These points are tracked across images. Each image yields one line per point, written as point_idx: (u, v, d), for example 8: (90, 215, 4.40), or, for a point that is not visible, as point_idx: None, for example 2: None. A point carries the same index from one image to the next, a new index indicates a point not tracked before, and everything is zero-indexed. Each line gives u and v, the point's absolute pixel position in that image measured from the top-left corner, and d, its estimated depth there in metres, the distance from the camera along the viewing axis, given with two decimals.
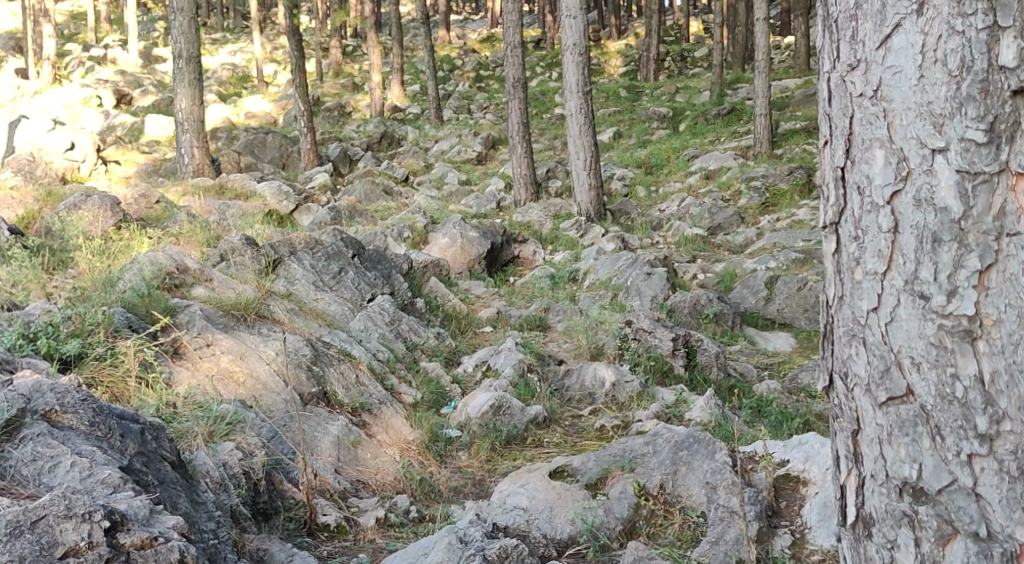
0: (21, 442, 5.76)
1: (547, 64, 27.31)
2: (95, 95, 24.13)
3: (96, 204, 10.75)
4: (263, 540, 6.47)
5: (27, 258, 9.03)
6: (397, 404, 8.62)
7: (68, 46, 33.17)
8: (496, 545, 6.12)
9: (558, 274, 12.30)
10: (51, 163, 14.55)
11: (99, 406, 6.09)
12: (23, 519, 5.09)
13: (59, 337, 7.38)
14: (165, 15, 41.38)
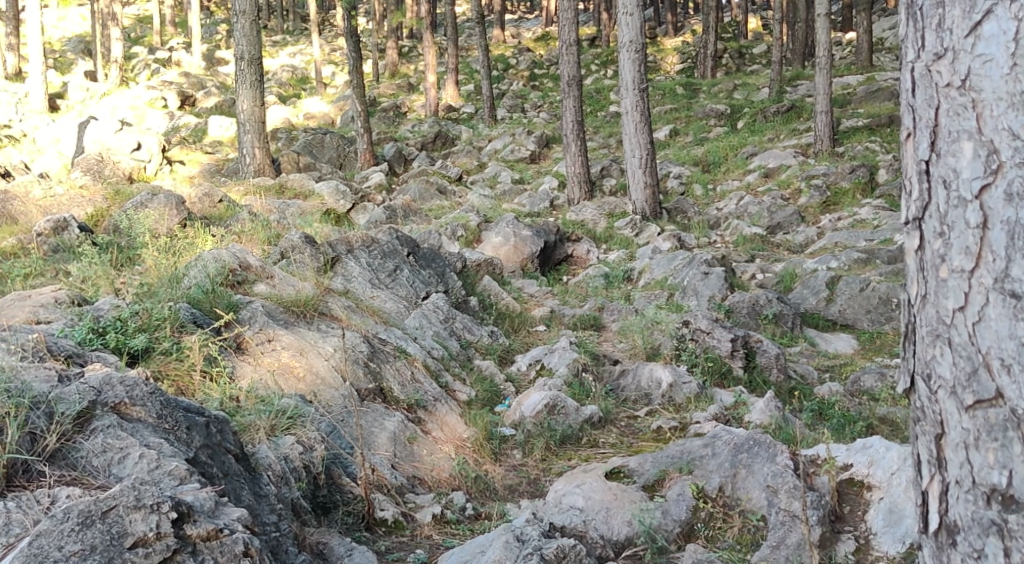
0: (91, 433, 5.89)
1: (602, 62, 27.18)
2: (160, 97, 24.50)
3: (162, 203, 10.87)
4: (322, 534, 6.61)
5: (97, 256, 9.17)
6: (451, 402, 8.63)
7: (135, 51, 33.72)
8: (554, 545, 6.19)
9: (612, 274, 12.21)
10: (118, 163, 14.77)
11: (166, 400, 6.22)
12: (93, 509, 5.29)
13: (127, 331, 7.46)
14: (227, 19, 41.86)
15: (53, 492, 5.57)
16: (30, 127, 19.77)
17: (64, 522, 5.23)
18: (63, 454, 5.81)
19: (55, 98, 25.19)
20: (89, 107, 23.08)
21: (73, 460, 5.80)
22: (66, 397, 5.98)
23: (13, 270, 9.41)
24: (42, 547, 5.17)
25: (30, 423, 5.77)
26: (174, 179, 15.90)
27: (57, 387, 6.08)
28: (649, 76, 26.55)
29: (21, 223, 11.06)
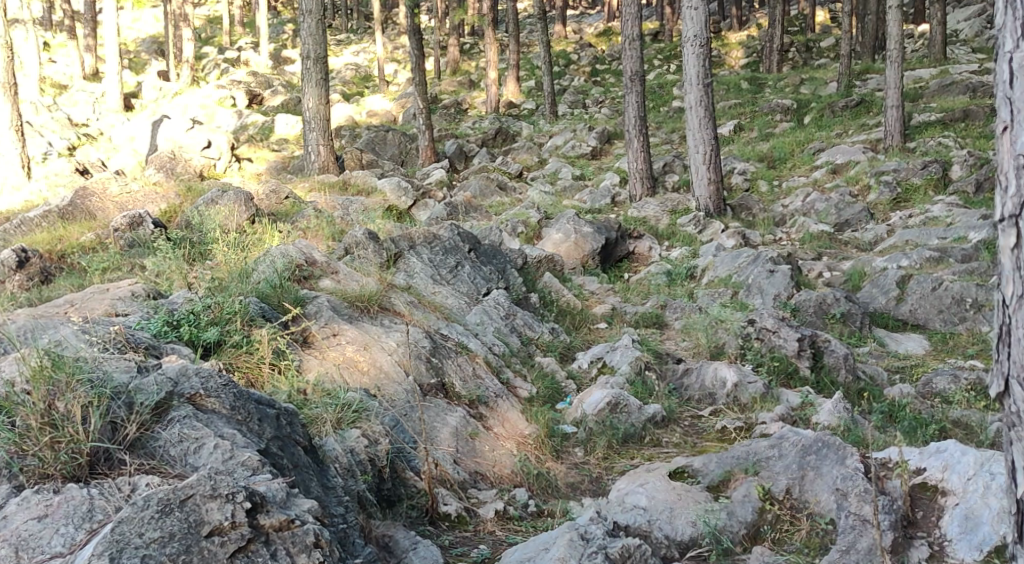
0: (169, 423, 6.54)
1: (665, 57, 26.97)
2: (229, 96, 24.77)
3: (231, 199, 11.01)
4: (388, 526, 6.90)
5: (171, 251, 9.37)
6: (513, 398, 8.61)
7: (206, 51, 34.12)
8: (618, 544, 6.50)
9: (675, 271, 12.07)
10: (190, 160, 14.96)
11: (240, 391, 6.79)
12: (172, 498, 5.93)
13: (200, 324, 7.71)
14: (293, 19, 42.12)
15: (133, 480, 6.28)
16: (104, 127, 20.14)
17: (145, 510, 5.89)
18: (142, 443, 6.47)
19: (128, 98, 25.59)
20: (159, 107, 23.41)
21: (151, 449, 6.46)
22: (145, 388, 6.60)
23: (92, 263, 9.64)
24: (123, 534, 5.85)
25: (111, 413, 6.43)
26: (243, 176, 16.06)
27: (138, 377, 6.70)
28: (713, 71, 26.25)
29: (99, 218, 11.38)
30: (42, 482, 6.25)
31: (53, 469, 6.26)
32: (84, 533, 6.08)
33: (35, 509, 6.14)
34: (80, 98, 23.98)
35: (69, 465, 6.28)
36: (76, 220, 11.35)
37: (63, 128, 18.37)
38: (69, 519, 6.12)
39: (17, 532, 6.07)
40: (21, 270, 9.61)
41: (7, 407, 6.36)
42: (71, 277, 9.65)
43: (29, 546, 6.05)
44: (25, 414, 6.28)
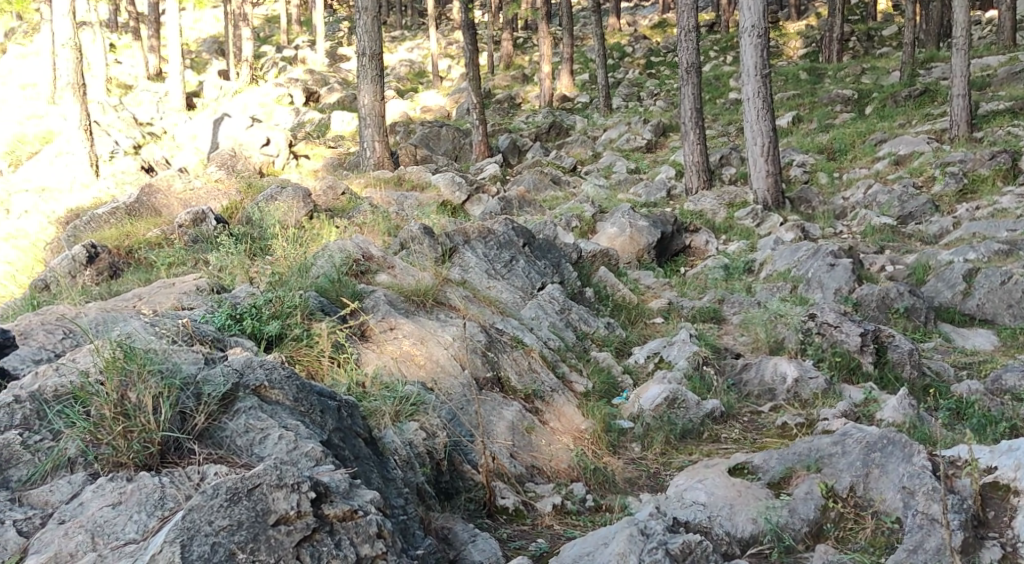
0: (235, 414, 6.59)
1: (721, 48, 26.70)
2: (287, 94, 24.99)
3: (290, 195, 11.09)
4: (448, 519, 6.91)
5: (234, 248, 9.52)
6: (569, 393, 8.57)
7: (264, 51, 34.48)
8: (679, 541, 6.45)
9: (733, 265, 11.94)
10: (250, 158, 15.09)
11: (303, 383, 6.83)
12: (240, 487, 5.94)
13: (262, 318, 7.80)
14: (349, 16, 42.33)
15: (202, 469, 6.35)
16: (167, 125, 20.41)
17: (215, 498, 5.90)
18: (210, 433, 6.54)
19: (190, 97, 25.90)
20: (220, 106, 23.67)
21: (219, 439, 6.52)
22: (213, 379, 6.67)
23: (158, 258, 9.79)
24: (194, 521, 5.86)
25: (180, 404, 6.52)
26: (300, 173, 16.17)
27: (205, 369, 6.79)
28: (771, 62, 25.94)
29: (164, 215, 11.52)
30: (115, 470, 6.36)
31: (126, 457, 6.37)
32: (157, 520, 6.13)
33: (109, 496, 6.23)
34: (143, 97, 24.32)
35: (141, 454, 6.38)
36: (142, 217, 11.50)
37: (128, 127, 18.58)
38: (142, 506, 6.19)
39: (93, 518, 6.15)
40: (91, 265, 9.76)
41: (83, 397, 6.50)
42: (138, 271, 9.78)
43: (105, 532, 6.11)
44: (99, 404, 6.42)
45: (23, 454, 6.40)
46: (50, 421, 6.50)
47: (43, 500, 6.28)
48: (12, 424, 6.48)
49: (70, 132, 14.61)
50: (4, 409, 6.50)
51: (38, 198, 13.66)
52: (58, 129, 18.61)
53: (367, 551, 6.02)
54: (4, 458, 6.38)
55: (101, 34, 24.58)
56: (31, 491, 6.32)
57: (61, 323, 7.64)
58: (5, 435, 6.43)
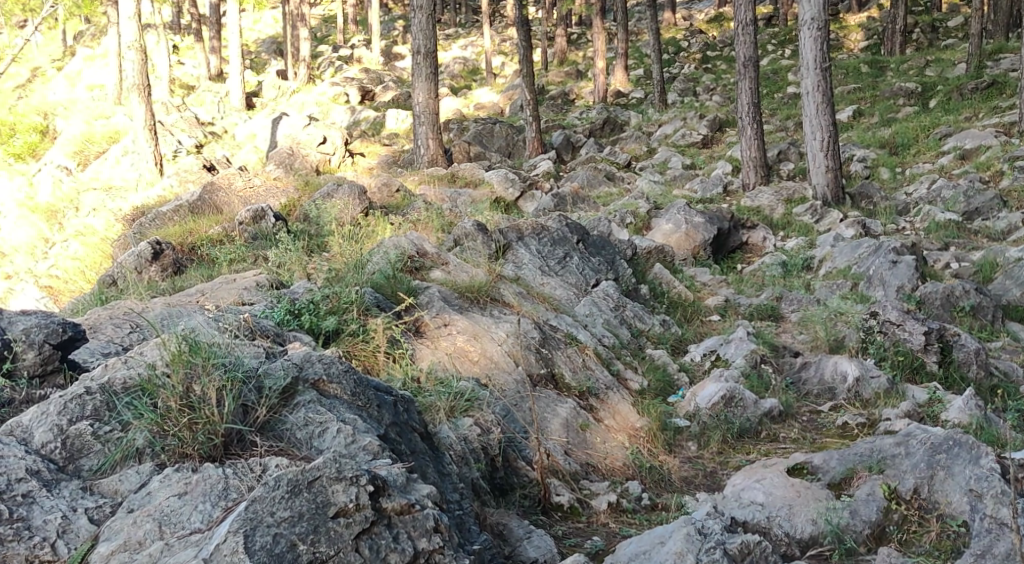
0: (295, 407, 6.62)
1: (779, 41, 26.40)
2: (343, 93, 25.12)
3: (346, 192, 11.11)
4: (503, 515, 6.88)
5: (292, 245, 9.60)
6: (623, 390, 8.51)
7: (321, 50, 34.72)
8: (737, 541, 6.38)
9: (791, 262, 11.80)
10: (308, 156, 15.17)
11: (360, 377, 6.86)
12: (301, 479, 5.95)
13: (319, 313, 7.86)
14: (405, 14, 42.46)
15: (264, 461, 6.37)
16: (229, 124, 20.60)
17: (276, 489, 5.93)
18: (272, 425, 6.57)
19: (249, 97, 26.10)
20: (279, 106, 23.86)
21: (280, 432, 6.55)
22: (273, 372, 6.70)
23: (220, 255, 9.87)
24: (256, 512, 5.88)
25: (242, 396, 6.54)
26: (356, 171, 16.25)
27: (266, 362, 6.81)
28: (831, 55, 25.58)
29: (225, 212, 11.61)
30: (181, 461, 6.38)
31: (192, 449, 6.39)
32: (221, 510, 6.16)
33: (175, 486, 6.25)
34: (205, 97, 24.55)
35: (206, 445, 6.39)
36: (205, 214, 11.56)
37: (191, 126, 18.75)
38: (206, 496, 6.22)
39: (160, 508, 6.16)
40: (156, 261, 9.80)
41: (150, 389, 6.53)
42: (200, 268, 9.86)
43: (171, 521, 6.12)
44: (166, 396, 6.44)
45: (93, 444, 6.44)
46: (119, 412, 6.53)
47: (113, 488, 6.31)
48: (83, 415, 6.50)
49: (135, 131, 14.82)
50: (76, 400, 6.53)
51: (106, 198, 13.93)
52: (124, 128, 18.87)
53: (425, 545, 6.01)
54: (76, 448, 6.42)
55: (164, 35, 24.86)
56: (101, 480, 6.35)
57: (128, 319, 7.87)
58: (76, 425, 6.47)
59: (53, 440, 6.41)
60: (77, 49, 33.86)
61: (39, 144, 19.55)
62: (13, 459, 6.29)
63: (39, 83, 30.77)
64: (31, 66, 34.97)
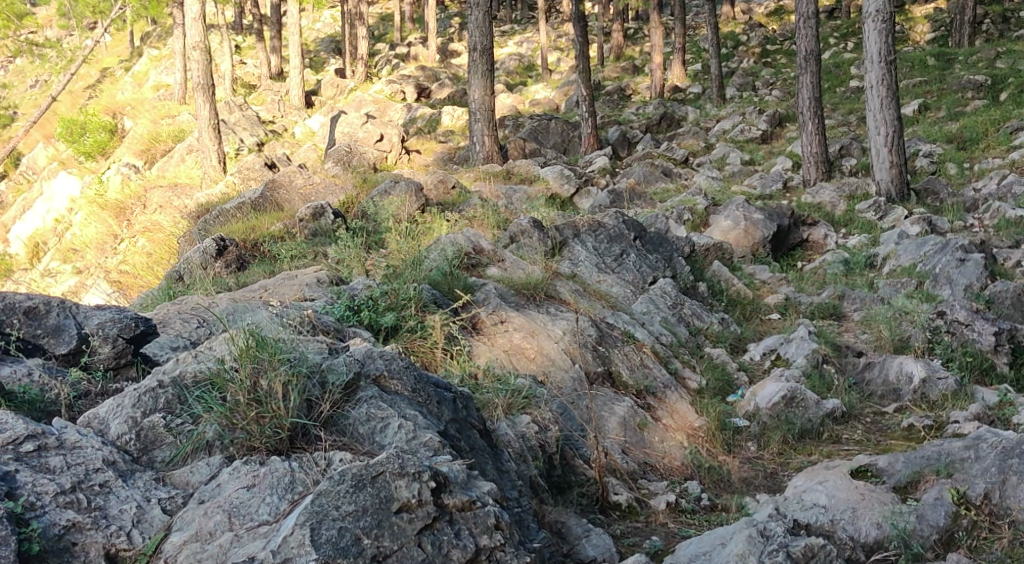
0: (357, 403, 6.59)
1: (841, 34, 26.03)
2: (399, 90, 25.17)
3: (403, 189, 11.11)
4: (561, 512, 6.79)
5: (351, 241, 9.63)
6: (682, 389, 8.42)
7: (378, 48, 34.84)
8: (801, 543, 6.25)
9: (853, 260, 11.61)
10: (365, 153, 15.21)
11: (420, 374, 6.86)
12: (365, 473, 5.93)
13: (378, 309, 7.85)
14: (461, 11, 42.51)
15: (329, 455, 6.33)
16: (289, 122, 20.74)
17: (341, 484, 5.90)
18: (335, 420, 6.54)
19: (309, 95, 26.25)
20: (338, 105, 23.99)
21: (342, 427, 6.52)
22: (336, 368, 6.70)
23: (281, 252, 9.93)
24: (322, 505, 5.84)
25: (307, 391, 6.53)
26: (412, 168, 16.27)
27: (329, 358, 6.80)
28: (896, 48, 25.15)
29: (285, 210, 11.67)
30: (249, 455, 6.37)
31: (259, 442, 6.37)
32: (288, 503, 6.12)
33: (244, 479, 6.22)
34: (265, 95, 24.74)
35: (272, 439, 6.38)
36: (266, 212, 11.58)
37: (253, 124, 18.91)
38: (274, 489, 6.18)
39: (229, 500, 6.13)
40: (220, 257, 9.89)
41: (219, 383, 6.52)
42: (263, 264, 9.92)
43: (241, 513, 6.09)
44: (234, 390, 6.44)
45: (165, 436, 6.48)
46: (190, 406, 6.55)
47: (184, 480, 6.33)
48: (156, 407, 6.56)
49: (200, 131, 14.93)
50: (149, 393, 6.58)
51: (172, 194, 14.03)
52: (189, 125, 19.11)
53: (485, 542, 5.95)
54: (149, 440, 6.47)
55: (226, 35, 25.11)
56: (173, 471, 6.38)
57: (196, 314, 7.87)
58: (150, 417, 6.52)
59: (127, 431, 6.47)
60: (143, 50, 34.34)
61: (109, 141, 19.63)
62: (90, 450, 6.31)
63: (106, 84, 31.24)
64: (98, 67, 35.52)
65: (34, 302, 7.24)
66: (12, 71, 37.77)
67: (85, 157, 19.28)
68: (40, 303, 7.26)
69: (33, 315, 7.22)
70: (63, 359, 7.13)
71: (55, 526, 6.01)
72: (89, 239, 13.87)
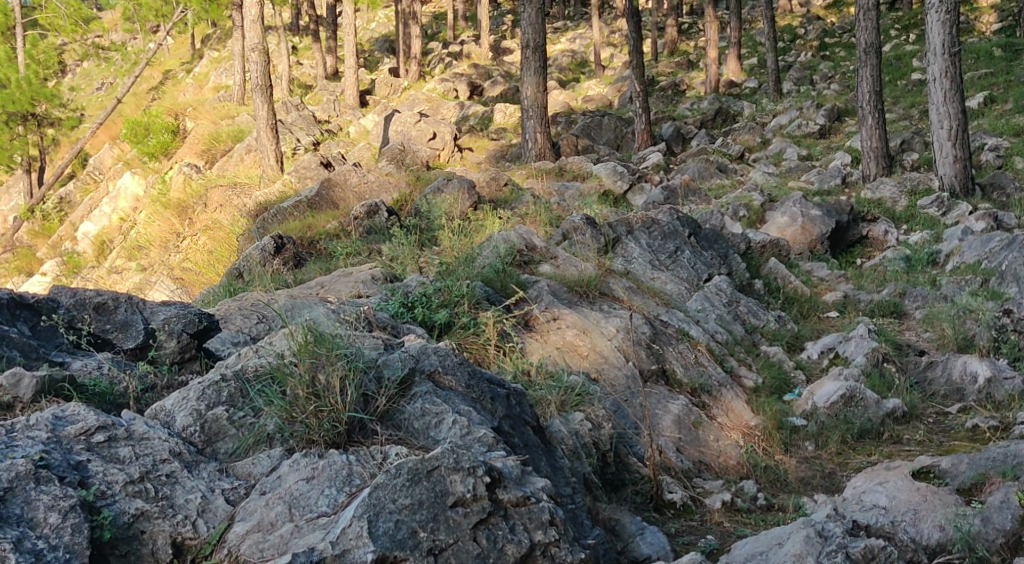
0: (412, 398, 6.58)
1: (903, 26, 25.63)
2: (452, 89, 25.18)
3: (456, 187, 11.08)
4: (615, 510, 6.71)
5: (405, 238, 9.64)
6: (737, 388, 8.33)
7: (432, 46, 34.93)
8: (861, 544, 6.11)
9: (915, 257, 11.41)
10: (418, 151, 15.18)
11: (473, 369, 6.84)
12: (421, 468, 5.88)
13: (432, 307, 7.84)
14: (514, 8, 42.49)
15: (385, 449, 6.31)
16: (344, 122, 20.84)
17: (397, 477, 5.86)
18: (391, 415, 6.53)
19: (364, 94, 26.35)
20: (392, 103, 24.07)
21: (398, 421, 6.51)
22: (391, 363, 6.69)
23: (337, 249, 9.95)
24: (379, 498, 5.81)
25: (363, 386, 6.51)
26: (465, 165, 16.25)
27: (384, 354, 6.80)
28: (960, 39, 24.73)
29: (340, 209, 11.70)
30: (309, 448, 6.34)
31: (318, 436, 6.34)
32: (346, 496, 6.08)
33: (303, 471, 6.18)
34: (321, 94, 24.88)
35: (330, 432, 6.35)
36: (322, 210, 11.62)
37: (309, 124, 19.00)
38: (332, 481, 6.14)
39: (290, 491, 6.10)
40: (278, 254, 9.93)
41: (280, 377, 6.53)
42: (319, 261, 9.95)
43: (300, 504, 6.05)
44: (293, 385, 6.44)
45: (228, 429, 6.44)
46: (251, 399, 6.54)
47: (246, 472, 6.29)
48: (219, 400, 6.54)
49: (257, 131, 14.99)
50: (213, 386, 6.58)
51: (232, 193, 14.10)
52: (248, 125, 19.25)
53: (541, 538, 5.87)
54: (213, 432, 6.43)
55: (283, 35, 25.28)
56: (236, 463, 6.34)
57: (256, 310, 7.92)
58: (213, 410, 6.49)
59: (192, 424, 6.43)
60: (202, 53, 34.73)
61: (172, 142, 19.71)
62: (158, 441, 6.26)
63: (168, 85, 31.62)
64: (161, 69, 35.96)
65: (103, 298, 7.42)
66: (77, 75, 38.44)
67: (150, 158, 19.26)
68: (110, 299, 7.43)
69: (102, 310, 7.39)
70: (131, 354, 7.24)
71: (124, 514, 5.95)
72: (152, 236, 13.95)
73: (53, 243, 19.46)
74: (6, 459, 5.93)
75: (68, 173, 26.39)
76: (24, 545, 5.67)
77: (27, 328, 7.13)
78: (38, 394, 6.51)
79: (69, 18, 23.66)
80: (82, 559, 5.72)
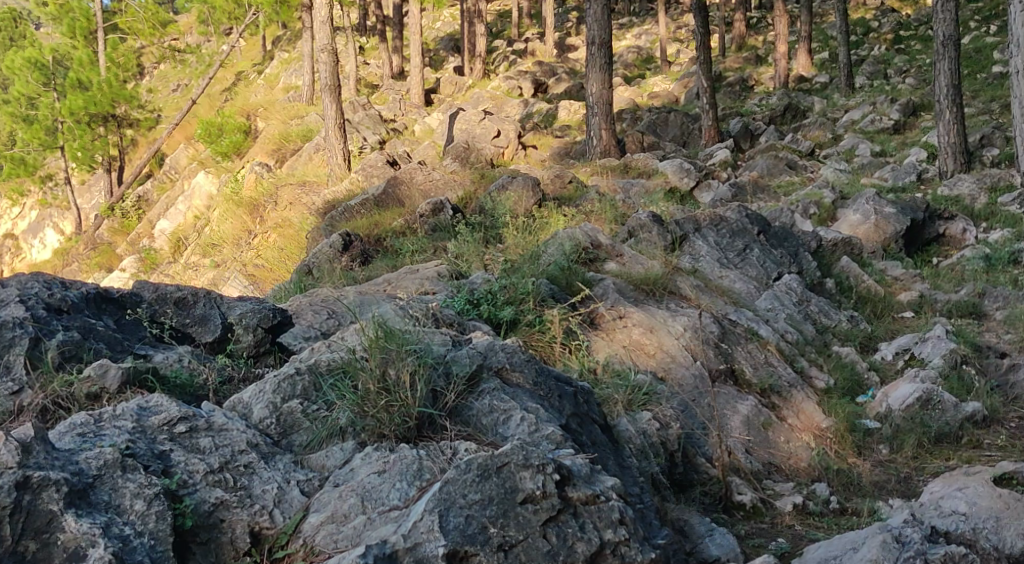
0: (480, 394, 6.53)
1: (982, 18, 25.06)
2: (516, 86, 25.15)
3: (521, 185, 11.02)
4: (684, 511, 6.59)
5: (471, 236, 9.61)
6: (808, 388, 8.15)
7: (496, 44, 34.95)
8: (941, 551, 5.93)
9: (995, 256, 11.12)
10: (482, 150, 15.13)
11: (541, 367, 6.77)
12: (490, 463, 5.82)
13: (498, 303, 7.77)
14: (579, 5, 42.32)
15: (454, 445, 6.23)
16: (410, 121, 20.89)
17: (467, 472, 5.79)
18: (459, 411, 6.47)
19: (430, 94, 26.41)
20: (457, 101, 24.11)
21: (466, 417, 6.45)
22: (459, 359, 6.66)
23: (404, 247, 9.94)
24: (450, 493, 5.74)
25: (432, 382, 6.48)
26: (529, 163, 16.25)
27: (453, 350, 6.78)
28: None
29: (407, 207, 11.69)
30: (379, 442, 6.28)
31: (388, 430, 6.29)
32: (418, 490, 5.97)
33: (375, 464, 6.11)
34: (388, 94, 24.98)
35: (400, 426, 6.30)
36: (388, 208, 11.62)
37: (376, 123, 19.06)
38: (403, 475, 6.04)
39: (362, 484, 6.02)
40: (345, 252, 9.95)
41: (351, 371, 6.49)
42: (386, 259, 9.95)
43: (372, 497, 5.96)
44: (364, 379, 6.39)
45: (303, 422, 6.41)
46: (324, 393, 6.52)
47: (320, 464, 6.23)
48: (293, 394, 6.52)
49: (326, 129, 15.04)
50: (287, 379, 6.55)
51: (301, 192, 14.25)
52: (317, 125, 19.42)
53: (611, 536, 5.78)
54: (288, 424, 6.41)
55: (351, 35, 25.43)
56: (310, 455, 6.27)
57: (326, 306, 7.94)
58: (288, 403, 6.47)
59: (268, 416, 6.42)
60: (273, 54, 35.12)
61: (243, 142, 19.91)
62: (236, 432, 6.23)
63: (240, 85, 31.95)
64: (233, 70, 36.41)
65: (183, 293, 7.46)
66: (153, 76, 39.13)
67: (221, 157, 19.63)
68: (189, 294, 7.47)
69: (182, 305, 7.43)
70: (209, 347, 7.28)
71: (205, 503, 5.92)
72: (224, 234, 14.10)
73: (130, 240, 19.73)
74: (94, 448, 5.95)
75: (145, 171, 26.83)
76: (111, 530, 5.62)
77: (113, 321, 7.20)
78: (125, 384, 6.51)
79: (147, 21, 24.64)
80: (167, 546, 5.67)
